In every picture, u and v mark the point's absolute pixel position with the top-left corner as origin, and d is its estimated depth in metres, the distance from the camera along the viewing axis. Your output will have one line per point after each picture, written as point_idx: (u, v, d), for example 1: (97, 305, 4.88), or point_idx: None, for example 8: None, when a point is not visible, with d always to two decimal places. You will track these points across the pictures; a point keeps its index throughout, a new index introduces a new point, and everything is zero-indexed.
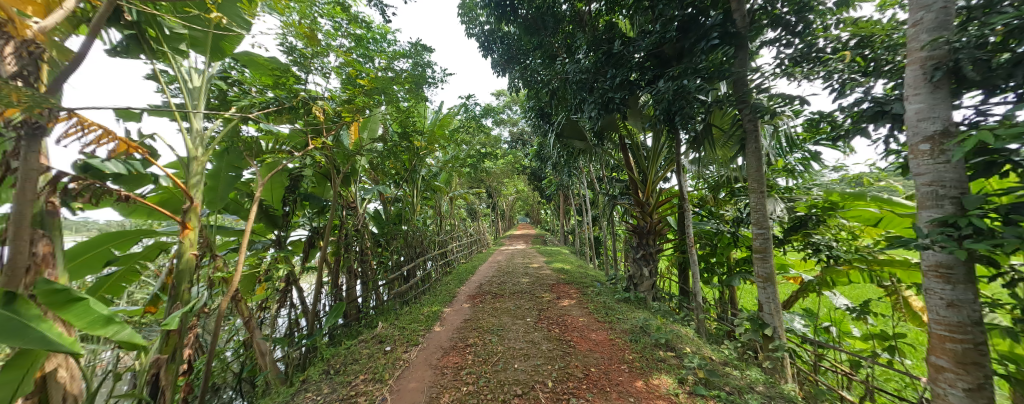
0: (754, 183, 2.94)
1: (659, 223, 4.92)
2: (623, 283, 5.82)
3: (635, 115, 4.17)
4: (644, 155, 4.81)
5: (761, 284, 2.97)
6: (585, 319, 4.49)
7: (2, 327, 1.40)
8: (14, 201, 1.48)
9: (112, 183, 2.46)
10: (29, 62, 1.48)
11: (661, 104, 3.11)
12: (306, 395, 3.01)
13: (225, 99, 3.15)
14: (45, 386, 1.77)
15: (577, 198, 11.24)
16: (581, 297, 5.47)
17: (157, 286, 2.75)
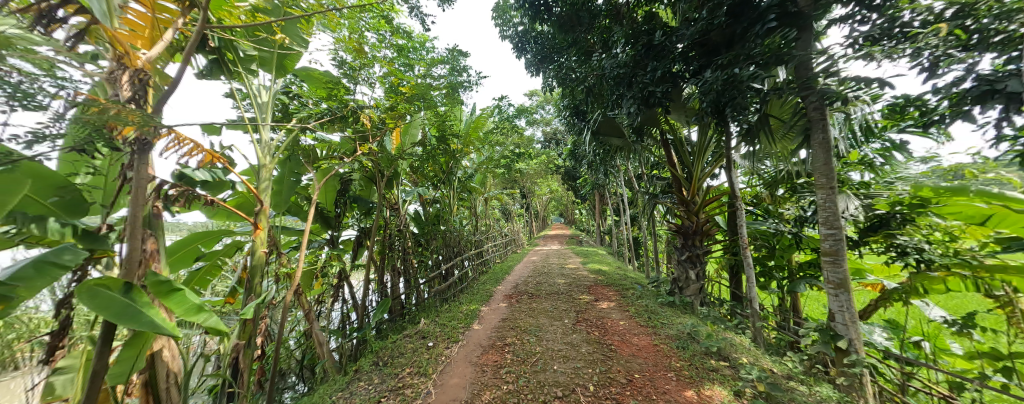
0: (821, 178, 2.69)
1: (706, 223, 4.64)
2: (666, 287, 5.57)
3: (678, 109, 3.98)
4: (689, 151, 4.59)
5: (832, 291, 2.69)
6: (626, 322, 4.37)
7: (120, 313, 1.66)
8: (130, 205, 1.71)
9: (200, 189, 2.83)
10: (140, 88, 1.70)
11: (709, 96, 2.96)
12: (359, 384, 3.25)
13: (287, 112, 3.50)
14: (153, 363, 2.11)
15: (613, 197, 10.96)
16: (621, 300, 5.32)
17: (234, 280, 3.11)
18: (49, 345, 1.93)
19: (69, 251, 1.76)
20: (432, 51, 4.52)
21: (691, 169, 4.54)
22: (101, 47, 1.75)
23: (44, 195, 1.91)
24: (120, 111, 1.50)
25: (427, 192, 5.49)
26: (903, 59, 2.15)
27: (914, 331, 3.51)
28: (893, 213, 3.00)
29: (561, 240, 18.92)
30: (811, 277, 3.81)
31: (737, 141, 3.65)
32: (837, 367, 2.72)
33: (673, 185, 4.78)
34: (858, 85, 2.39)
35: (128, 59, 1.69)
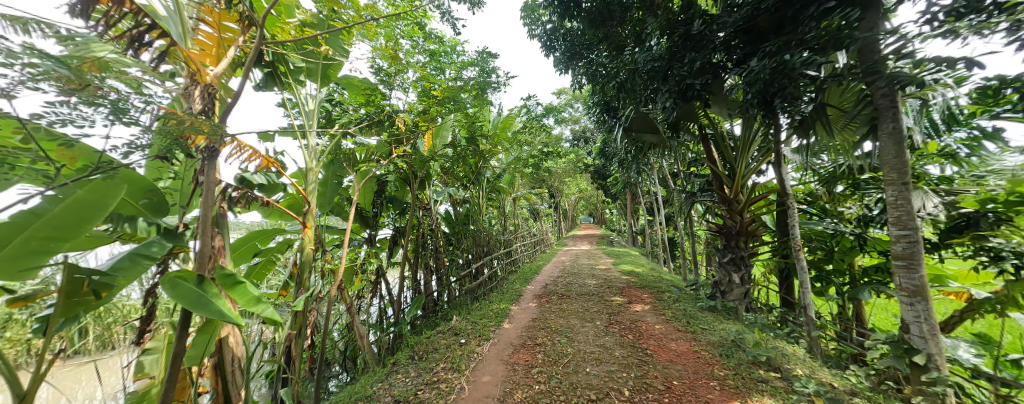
0: (891, 172, 2.45)
1: (751, 223, 4.40)
2: (707, 291, 5.30)
3: (720, 102, 3.82)
4: (731, 146, 4.36)
5: (908, 299, 2.43)
6: (663, 327, 4.23)
7: (193, 301, 1.88)
8: (202, 207, 1.87)
9: (258, 192, 3.09)
10: (208, 100, 1.87)
11: (755, 86, 2.79)
12: (397, 376, 3.42)
13: (330, 118, 3.76)
14: (221, 348, 2.36)
15: (648, 196, 10.64)
16: (656, 303, 5.13)
17: (286, 275, 3.38)
18: (140, 329, 2.21)
19: (156, 245, 2.01)
20: (463, 54, 4.66)
21: (734, 166, 4.32)
22: (175, 64, 1.98)
23: (136, 197, 2.19)
24: (194, 122, 1.70)
25: (458, 192, 5.63)
26: (995, 34, 1.91)
27: (1012, 348, 3.08)
28: (982, 212, 2.66)
29: (591, 240, 18.62)
30: (877, 284, 3.47)
31: (788, 133, 3.41)
32: (913, 385, 2.45)
33: (715, 184, 4.57)
34: (937, 67, 2.18)
35: (199, 76, 1.85)
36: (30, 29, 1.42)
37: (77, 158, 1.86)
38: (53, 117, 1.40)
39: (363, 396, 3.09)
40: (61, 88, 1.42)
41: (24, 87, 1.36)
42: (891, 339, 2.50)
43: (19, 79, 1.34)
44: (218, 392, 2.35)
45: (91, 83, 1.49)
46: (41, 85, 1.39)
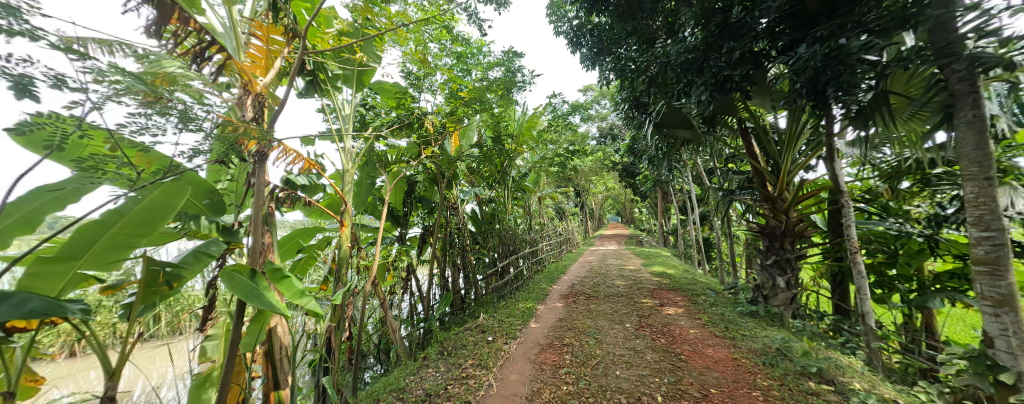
0: (969, 166, 2.03)
1: (799, 223, 3.86)
2: (749, 295, 4.71)
3: (762, 92, 3.36)
4: (776, 139, 3.87)
5: (991, 311, 2.01)
6: (698, 331, 3.89)
7: (248, 293, 2.11)
8: (254, 206, 2.05)
9: (300, 192, 3.45)
10: (257, 109, 2.00)
11: (802, 75, 2.42)
12: (427, 371, 3.65)
13: (364, 122, 4.10)
14: (271, 336, 2.67)
15: (679, 194, 10.35)
16: (690, 306, 4.77)
17: (325, 270, 3.66)
18: (203, 316, 2.60)
19: (215, 244, 2.33)
20: (489, 55, 4.84)
21: (778, 161, 3.83)
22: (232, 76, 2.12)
23: (199, 197, 2.50)
24: (246, 129, 1.80)
25: (484, 192, 5.83)
26: None
27: None
28: None
29: (619, 239, 18.30)
30: (953, 291, 3.13)
31: (843, 123, 2.98)
32: None
33: (756, 180, 4.10)
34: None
35: (249, 86, 1.96)
36: (114, 50, 1.59)
37: (153, 162, 1.92)
38: (134, 127, 1.56)
39: (397, 387, 3.37)
40: (140, 101, 1.59)
41: (112, 101, 1.54)
42: (971, 355, 2.13)
43: (107, 94, 1.52)
44: (268, 376, 2.70)
45: (165, 96, 1.65)
46: (125, 99, 1.56)
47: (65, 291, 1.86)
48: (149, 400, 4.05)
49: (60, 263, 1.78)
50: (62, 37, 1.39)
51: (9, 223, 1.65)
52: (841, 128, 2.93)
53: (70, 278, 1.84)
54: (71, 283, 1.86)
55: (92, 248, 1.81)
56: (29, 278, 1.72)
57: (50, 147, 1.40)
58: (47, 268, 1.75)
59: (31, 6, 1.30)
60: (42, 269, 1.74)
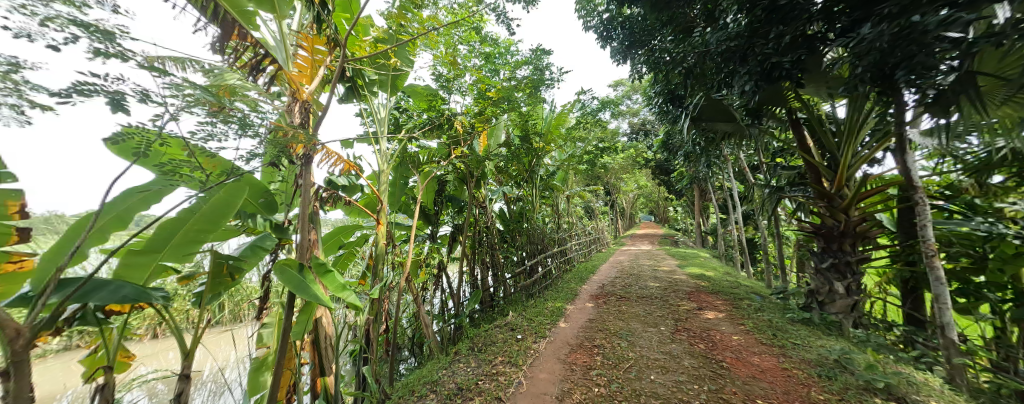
0: None
1: (861, 223, 3.52)
2: (799, 300, 4.38)
3: (816, 80, 3.10)
4: (831, 131, 3.56)
5: None
6: (742, 338, 3.66)
7: (296, 285, 2.24)
8: (302, 204, 2.16)
9: (341, 192, 3.62)
10: (304, 113, 2.11)
11: (867, 58, 2.20)
12: (459, 365, 3.72)
13: (398, 124, 4.23)
14: (316, 326, 2.82)
15: (718, 193, 9.81)
16: (732, 311, 4.50)
17: (363, 266, 3.81)
18: (259, 306, 2.79)
19: (269, 239, 2.49)
20: (517, 54, 4.75)
21: (835, 154, 3.52)
22: (282, 85, 2.33)
23: (255, 197, 2.66)
24: (296, 132, 1.90)
25: (512, 190, 5.85)
26: None
27: None
28: None
29: (652, 239, 17.68)
30: None
31: (916, 111, 2.67)
32: None
33: (809, 175, 3.81)
34: None
35: (296, 93, 2.08)
36: (185, 66, 1.76)
37: (219, 166, 2.01)
38: (203, 134, 1.71)
39: (430, 380, 3.47)
40: (207, 111, 1.73)
41: (184, 112, 1.68)
42: None
43: (181, 106, 1.66)
44: (315, 364, 2.85)
45: (228, 106, 1.79)
46: (195, 110, 1.70)
47: (149, 279, 2.08)
48: (215, 379, 4.45)
49: (145, 255, 1.99)
50: (146, 57, 1.55)
51: (104, 221, 1.82)
52: (914, 116, 2.63)
53: (153, 268, 2.06)
54: (154, 273, 2.09)
55: (171, 242, 2.02)
56: (122, 267, 1.95)
57: (138, 154, 1.57)
58: (135, 259, 1.98)
59: (122, 31, 1.46)
60: (132, 259, 1.97)
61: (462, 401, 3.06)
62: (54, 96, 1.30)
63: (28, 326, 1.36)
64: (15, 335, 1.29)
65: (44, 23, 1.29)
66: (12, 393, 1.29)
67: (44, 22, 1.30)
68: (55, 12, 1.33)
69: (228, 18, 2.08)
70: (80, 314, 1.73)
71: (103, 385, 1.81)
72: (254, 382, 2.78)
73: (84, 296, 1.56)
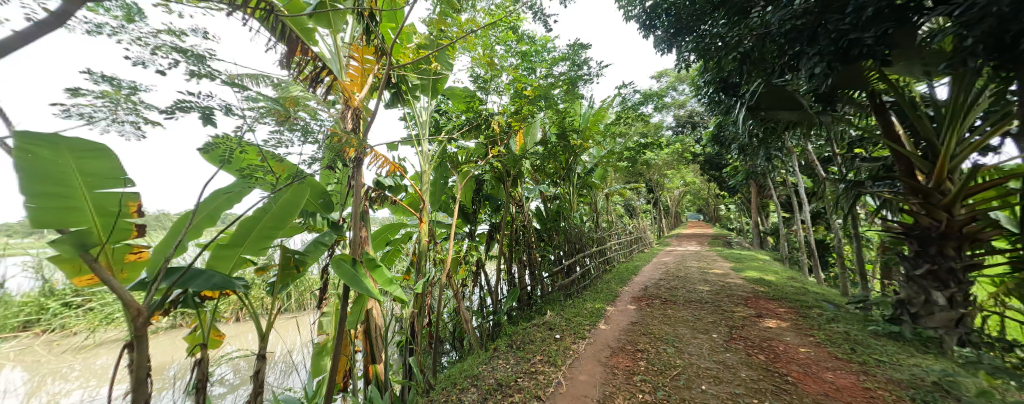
0: None
1: (968, 222, 2.99)
2: (883, 310, 3.84)
3: (908, 57, 2.67)
4: (927, 116, 3.06)
5: None
6: (811, 351, 3.29)
7: (350, 277, 2.36)
8: (355, 205, 2.24)
9: (387, 192, 3.76)
10: (355, 120, 2.21)
11: (980, 26, 1.85)
12: (498, 361, 3.71)
13: (437, 126, 4.32)
14: (368, 317, 2.95)
15: (776, 189, 8.93)
16: (799, 320, 4.06)
17: (408, 262, 3.93)
18: (319, 297, 2.98)
19: (326, 236, 2.63)
20: (554, 51, 4.57)
21: (934, 142, 3.03)
22: (337, 95, 2.42)
23: (315, 197, 2.83)
24: (349, 138, 1.97)
25: (548, 189, 5.75)
26: None
27: None
28: None
29: (700, 239, 16.58)
30: None
31: None
32: None
33: (898, 167, 3.33)
34: None
35: (348, 101, 2.18)
36: (259, 82, 1.92)
37: (287, 169, 2.14)
38: (274, 142, 1.86)
39: (470, 374, 3.50)
40: (277, 121, 1.86)
41: (258, 123, 1.83)
42: None
43: (255, 117, 1.81)
44: (368, 352, 2.99)
45: (293, 115, 1.93)
46: (267, 120, 1.84)
47: (235, 270, 2.27)
48: (285, 359, 4.86)
49: (230, 248, 2.19)
50: (229, 76, 1.73)
51: (198, 219, 2.02)
52: None
53: (236, 260, 2.25)
54: (238, 265, 2.30)
55: (250, 237, 2.21)
56: (213, 259, 2.17)
57: (224, 160, 1.75)
58: (222, 252, 2.18)
59: (211, 53, 1.64)
60: (219, 252, 2.18)
61: (502, 397, 3.05)
62: (162, 113, 1.52)
63: (144, 306, 1.61)
64: (136, 312, 1.55)
65: (154, 51, 1.51)
66: (136, 362, 1.54)
67: (154, 51, 1.54)
68: (161, 42, 1.55)
69: (293, 36, 2.22)
70: (183, 298, 1.97)
71: (200, 359, 2.04)
72: (315, 365, 2.99)
73: (185, 283, 1.78)
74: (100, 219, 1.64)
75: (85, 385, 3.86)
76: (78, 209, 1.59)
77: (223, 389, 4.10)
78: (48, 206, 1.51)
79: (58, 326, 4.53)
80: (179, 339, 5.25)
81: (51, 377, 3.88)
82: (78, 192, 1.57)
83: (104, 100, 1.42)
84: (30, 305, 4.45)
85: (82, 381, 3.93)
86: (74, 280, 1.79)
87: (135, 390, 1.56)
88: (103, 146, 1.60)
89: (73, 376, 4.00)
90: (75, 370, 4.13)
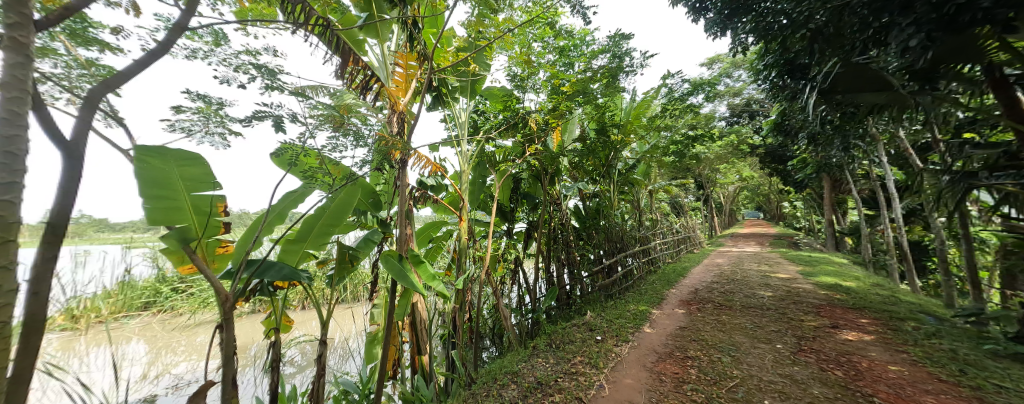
0: None
1: None
2: (1000, 326, 3.22)
3: None
4: None
5: None
6: (904, 370, 2.85)
7: (397, 271, 2.44)
8: (400, 205, 2.28)
9: (429, 192, 3.85)
10: (400, 124, 2.27)
11: None
12: (537, 360, 3.65)
13: (476, 126, 4.36)
14: (413, 311, 3.01)
15: (851, 183, 7.88)
16: (887, 334, 3.54)
17: (449, 259, 3.99)
18: (370, 289, 3.11)
19: (375, 233, 2.72)
20: (593, 43, 4.38)
21: None
22: (385, 101, 2.50)
23: (367, 197, 2.97)
24: (393, 141, 2.02)
25: (587, 187, 5.58)
26: None
27: None
28: None
29: (759, 239, 15.11)
30: None
31: None
32: None
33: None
34: None
35: (395, 106, 2.25)
36: (319, 91, 2.05)
37: (342, 171, 2.25)
38: (331, 146, 1.98)
39: (510, 371, 3.47)
40: (333, 127, 1.97)
41: (317, 129, 1.94)
42: None
43: (315, 124, 1.93)
44: (413, 343, 3.07)
45: (347, 121, 2.02)
46: (325, 126, 1.95)
47: (300, 263, 2.44)
48: (342, 346, 5.21)
49: (296, 243, 2.35)
50: (294, 86, 1.88)
51: (270, 217, 2.17)
52: None
53: (301, 255, 2.41)
54: (303, 259, 2.46)
55: (312, 233, 2.36)
56: (282, 253, 2.34)
57: (291, 163, 1.88)
58: (289, 247, 2.35)
59: (280, 67, 1.80)
60: (288, 246, 2.35)
61: (543, 396, 2.99)
62: (241, 122, 1.71)
63: (229, 293, 1.75)
64: (224, 298, 1.69)
65: (235, 70, 1.74)
66: (224, 342, 1.70)
67: (236, 69, 1.75)
68: (242, 61, 1.76)
69: (346, 48, 2.32)
70: (259, 287, 2.15)
71: (275, 342, 2.23)
72: (368, 352, 3.14)
73: (261, 273, 1.94)
74: (198, 218, 1.82)
75: (189, 359, 4.39)
76: (180, 210, 1.77)
77: (293, 369, 4.51)
78: (157, 206, 1.72)
79: (168, 308, 5.37)
80: (258, 322, 5.87)
81: (165, 350, 4.49)
82: (180, 194, 1.75)
83: (199, 115, 1.64)
84: (149, 289, 5.36)
85: (186, 355, 4.48)
86: (179, 268, 2.03)
87: (225, 367, 1.72)
88: (198, 155, 1.73)
89: (181, 350, 4.61)
90: (182, 344, 4.77)
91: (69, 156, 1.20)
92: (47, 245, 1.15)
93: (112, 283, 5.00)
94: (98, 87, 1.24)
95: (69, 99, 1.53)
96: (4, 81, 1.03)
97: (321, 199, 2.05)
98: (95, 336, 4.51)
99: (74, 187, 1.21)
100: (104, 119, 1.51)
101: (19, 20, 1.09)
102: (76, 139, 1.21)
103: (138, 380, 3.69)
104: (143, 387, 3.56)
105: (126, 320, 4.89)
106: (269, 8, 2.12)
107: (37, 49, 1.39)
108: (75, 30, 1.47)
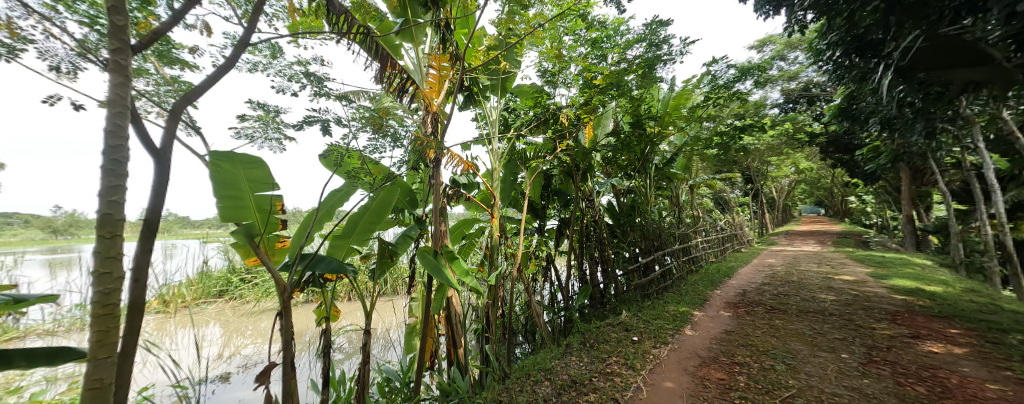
0: None
1: None
2: None
3: None
4: None
5: None
6: (1007, 390, 2.48)
7: (432, 266, 2.50)
8: (434, 203, 2.34)
9: (463, 190, 3.92)
10: (433, 124, 2.33)
11: None
12: (571, 358, 3.61)
13: (507, 124, 4.37)
14: (448, 305, 3.08)
15: (934, 175, 6.90)
16: (985, 348, 3.07)
17: (483, 255, 4.04)
18: (409, 283, 3.22)
19: (413, 230, 2.81)
20: (627, 33, 4.18)
21: None
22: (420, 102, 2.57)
23: (404, 195, 3.08)
24: (427, 141, 2.08)
25: (621, 182, 5.40)
26: None
27: None
28: None
29: (821, 238, 13.67)
30: None
31: None
32: None
33: None
34: None
35: (429, 106, 2.32)
36: (360, 96, 2.17)
37: (382, 171, 2.36)
38: (371, 147, 2.09)
39: (543, 368, 3.45)
40: (373, 129, 2.06)
41: (358, 132, 2.05)
42: None
43: (356, 127, 2.04)
44: (449, 336, 3.15)
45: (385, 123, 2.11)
46: (365, 129, 2.05)
47: (346, 257, 2.59)
48: (384, 337, 5.50)
49: (342, 239, 2.49)
50: (339, 92, 2.01)
51: (320, 214, 2.32)
52: None
53: (347, 250, 2.55)
54: (348, 255, 2.60)
55: (356, 229, 2.49)
56: (330, 248, 2.49)
57: (337, 164, 2.01)
58: (337, 243, 2.50)
59: (326, 74, 1.93)
60: (335, 242, 2.49)
61: (577, 395, 2.95)
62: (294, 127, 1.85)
63: (287, 284, 1.92)
64: (283, 288, 1.86)
65: (289, 79, 1.89)
66: (284, 329, 1.85)
67: (290, 79, 1.90)
68: (294, 71, 1.91)
69: (384, 53, 2.40)
70: (311, 278, 2.31)
71: (325, 330, 2.38)
72: (407, 343, 3.29)
73: (313, 265, 2.08)
74: (260, 215, 2.00)
75: (254, 342, 4.86)
76: (246, 208, 1.95)
77: (341, 355, 4.84)
78: (228, 205, 1.91)
79: (236, 296, 5.98)
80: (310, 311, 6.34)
81: (235, 333, 5.02)
82: (245, 194, 1.93)
83: (260, 122, 1.80)
84: (222, 279, 6.01)
85: (252, 339, 4.97)
86: (246, 261, 2.23)
87: (285, 351, 1.87)
88: (259, 158, 1.88)
89: (248, 333, 5.13)
90: (249, 329, 5.29)
91: (159, 163, 1.35)
92: (145, 240, 1.31)
93: (193, 272, 5.68)
94: (179, 100, 1.38)
95: (159, 112, 1.75)
96: (110, 99, 1.14)
97: (364, 197, 2.14)
98: (181, 319, 5.16)
99: (163, 189, 1.36)
100: (184, 129, 1.70)
101: (119, 46, 1.19)
102: (163, 147, 1.36)
103: (215, 359, 4.15)
104: (219, 365, 4.02)
105: (204, 306, 5.53)
106: (316, 20, 2.27)
107: (134, 70, 1.61)
108: (162, 52, 1.67)
